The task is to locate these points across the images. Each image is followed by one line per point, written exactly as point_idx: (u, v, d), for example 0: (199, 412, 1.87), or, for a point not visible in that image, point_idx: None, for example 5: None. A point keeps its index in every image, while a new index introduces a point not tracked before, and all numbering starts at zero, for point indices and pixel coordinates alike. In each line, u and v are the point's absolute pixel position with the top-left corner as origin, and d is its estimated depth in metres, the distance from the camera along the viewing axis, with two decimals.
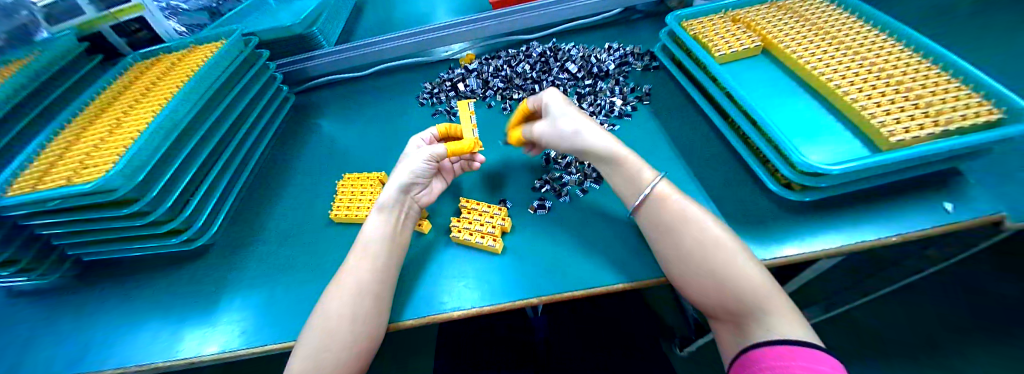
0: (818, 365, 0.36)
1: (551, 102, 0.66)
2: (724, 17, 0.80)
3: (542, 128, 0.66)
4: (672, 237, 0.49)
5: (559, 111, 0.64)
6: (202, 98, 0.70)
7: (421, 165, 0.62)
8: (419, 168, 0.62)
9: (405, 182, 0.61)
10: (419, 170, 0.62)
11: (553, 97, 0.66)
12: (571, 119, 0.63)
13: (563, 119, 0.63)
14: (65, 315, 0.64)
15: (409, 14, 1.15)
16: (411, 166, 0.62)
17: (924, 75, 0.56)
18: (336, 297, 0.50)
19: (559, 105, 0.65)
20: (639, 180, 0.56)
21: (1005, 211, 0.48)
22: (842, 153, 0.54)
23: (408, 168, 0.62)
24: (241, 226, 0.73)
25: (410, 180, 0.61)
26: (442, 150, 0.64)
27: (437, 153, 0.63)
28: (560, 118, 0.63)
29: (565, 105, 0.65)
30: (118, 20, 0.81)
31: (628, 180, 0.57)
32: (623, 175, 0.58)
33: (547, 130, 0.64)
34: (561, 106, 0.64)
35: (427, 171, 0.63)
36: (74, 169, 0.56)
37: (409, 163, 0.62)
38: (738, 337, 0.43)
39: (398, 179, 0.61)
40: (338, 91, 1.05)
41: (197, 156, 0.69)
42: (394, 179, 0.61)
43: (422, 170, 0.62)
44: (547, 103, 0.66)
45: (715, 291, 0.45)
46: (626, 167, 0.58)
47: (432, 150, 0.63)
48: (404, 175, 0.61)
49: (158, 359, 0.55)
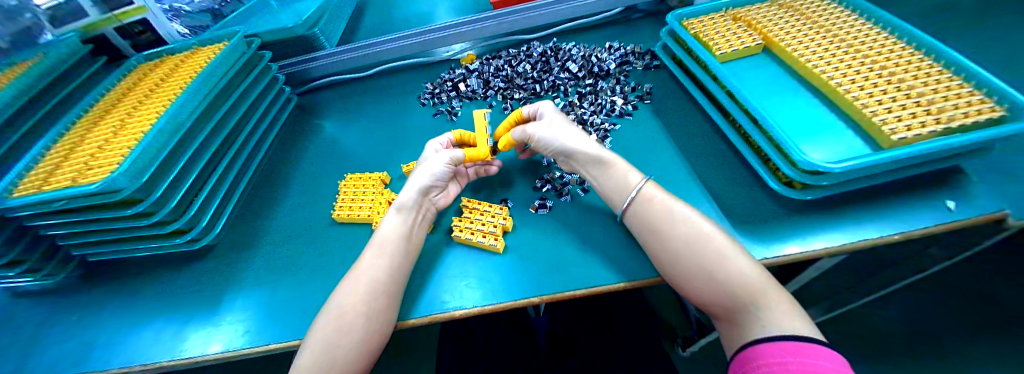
0: (818, 361, 0.36)
1: (546, 111, 0.70)
2: (725, 16, 0.80)
3: (536, 128, 0.66)
4: (663, 238, 0.50)
5: (552, 118, 0.67)
6: (206, 100, 0.71)
7: (440, 168, 0.64)
8: (439, 171, 0.64)
9: (426, 185, 0.62)
10: (439, 173, 0.64)
11: (549, 108, 0.70)
12: (564, 128, 0.65)
13: (557, 125, 0.66)
14: (70, 316, 0.64)
15: (410, 15, 1.16)
16: (430, 169, 0.63)
17: (926, 73, 0.56)
18: (340, 297, 0.50)
19: (554, 115, 0.68)
20: (625, 183, 0.56)
21: (1008, 209, 0.48)
22: (842, 151, 0.54)
23: (429, 170, 0.63)
24: (244, 227, 0.73)
25: (430, 182, 0.63)
26: (460, 154, 0.66)
27: (455, 157, 0.66)
28: (554, 124, 0.66)
29: (557, 114, 0.69)
30: (121, 22, 0.82)
31: (616, 183, 0.57)
32: (611, 178, 0.58)
33: (542, 132, 0.65)
34: (555, 117, 0.68)
35: (446, 174, 0.65)
36: (80, 170, 0.56)
37: (429, 166, 0.64)
38: (735, 333, 0.43)
39: (419, 180, 0.62)
40: (339, 92, 1.06)
41: (202, 157, 0.69)
42: (415, 181, 0.62)
43: (441, 173, 0.64)
44: (544, 113, 0.69)
45: (710, 288, 0.45)
46: (614, 170, 0.59)
47: (451, 153, 0.66)
48: (424, 177, 0.62)
49: (163, 359, 0.55)
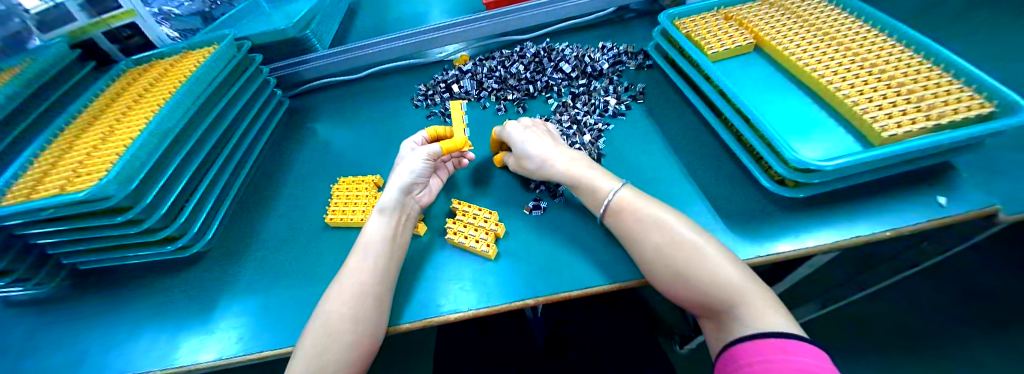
0: (802, 358, 0.36)
1: (512, 131, 0.68)
2: (717, 15, 0.80)
3: (515, 163, 0.67)
4: (636, 247, 0.50)
5: (524, 148, 0.65)
6: (195, 106, 0.70)
7: (419, 165, 0.63)
8: (418, 167, 0.63)
9: (407, 183, 0.62)
10: (418, 170, 0.63)
11: (514, 127, 0.68)
12: (532, 151, 0.64)
13: (529, 158, 0.64)
14: (60, 326, 0.63)
15: (403, 16, 1.15)
16: (410, 166, 0.63)
17: (916, 70, 0.56)
18: (333, 301, 0.50)
19: (520, 133, 0.66)
20: (598, 199, 0.57)
21: (998, 204, 0.48)
22: (833, 149, 0.54)
23: (408, 168, 0.63)
24: (237, 232, 0.73)
25: (410, 181, 0.62)
26: (437, 149, 0.66)
27: (433, 152, 0.65)
28: (525, 152, 0.64)
29: (528, 139, 0.65)
30: (110, 27, 0.81)
31: (592, 200, 0.58)
32: (589, 198, 0.58)
33: (521, 167, 0.66)
34: (524, 138, 0.65)
35: (426, 170, 0.65)
36: (68, 178, 0.55)
37: (408, 164, 0.63)
38: (719, 332, 0.44)
39: (399, 180, 0.62)
40: (332, 94, 1.05)
41: (191, 162, 0.68)
42: (395, 181, 0.62)
43: (421, 170, 0.64)
44: (510, 136, 0.67)
45: (687, 291, 0.46)
46: (587, 191, 0.58)
47: (428, 149, 0.65)
48: (404, 176, 0.62)
49: (156, 367, 0.55)
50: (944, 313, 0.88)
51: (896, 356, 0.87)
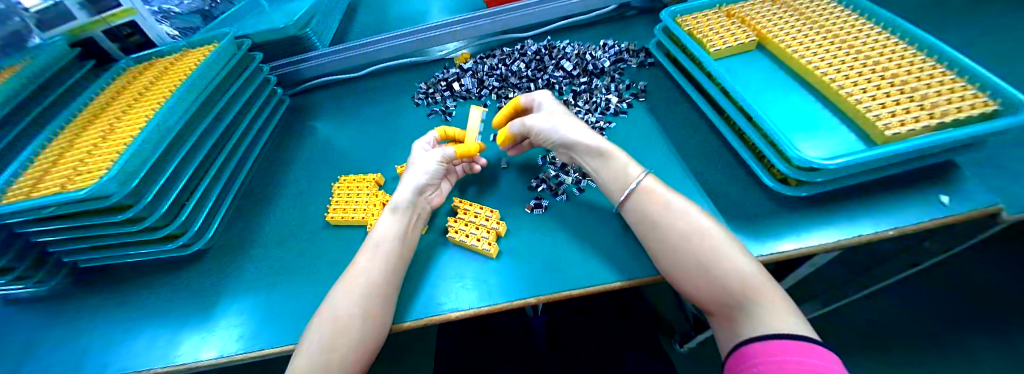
0: (813, 360, 0.36)
1: (543, 97, 0.71)
2: (719, 12, 0.79)
3: (535, 119, 0.65)
4: (657, 236, 0.50)
5: (554, 110, 0.67)
6: (195, 104, 0.70)
7: (433, 166, 0.64)
8: (432, 169, 0.64)
9: (420, 183, 0.62)
10: (433, 171, 0.64)
11: (544, 95, 0.71)
12: (559, 116, 0.65)
13: (558, 116, 0.65)
14: (61, 325, 0.63)
15: (404, 14, 1.15)
16: (425, 168, 0.63)
17: (919, 68, 0.56)
18: (335, 300, 0.50)
19: (552, 101, 0.70)
20: (625, 175, 0.56)
21: (1002, 204, 0.48)
22: (839, 146, 0.54)
23: (422, 169, 0.63)
24: (239, 230, 0.73)
25: (425, 181, 0.63)
26: (451, 151, 0.66)
27: (447, 155, 0.66)
28: (559, 112, 0.67)
29: (558, 107, 0.69)
30: (110, 25, 0.80)
31: (617, 175, 0.57)
32: (614, 171, 0.57)
33: (542, 122, 0.64)
34: (554, 107, 0.68)
35: (439, 172, 0.65)
36: (68, 176, 0.55)
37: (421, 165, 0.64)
38: (730, 331, 0.44)
39: (414, 179, 0.62)
40: (332, 93, 1.05)
41: (192, 161, 0.68)
42: (409, 181, 0.62)
43: (435, 171, 0.64)
44: (540, 101, 0.70)
45: (705, 285, 0.46)
46: (613, 161, 0.58)
47: (443, 151, 0.66)
48: (419, 176, 0.62)
49: (157, 365, 0.55)
50: (940, 309, 0.89)
51: (894, 354, 0.87)
